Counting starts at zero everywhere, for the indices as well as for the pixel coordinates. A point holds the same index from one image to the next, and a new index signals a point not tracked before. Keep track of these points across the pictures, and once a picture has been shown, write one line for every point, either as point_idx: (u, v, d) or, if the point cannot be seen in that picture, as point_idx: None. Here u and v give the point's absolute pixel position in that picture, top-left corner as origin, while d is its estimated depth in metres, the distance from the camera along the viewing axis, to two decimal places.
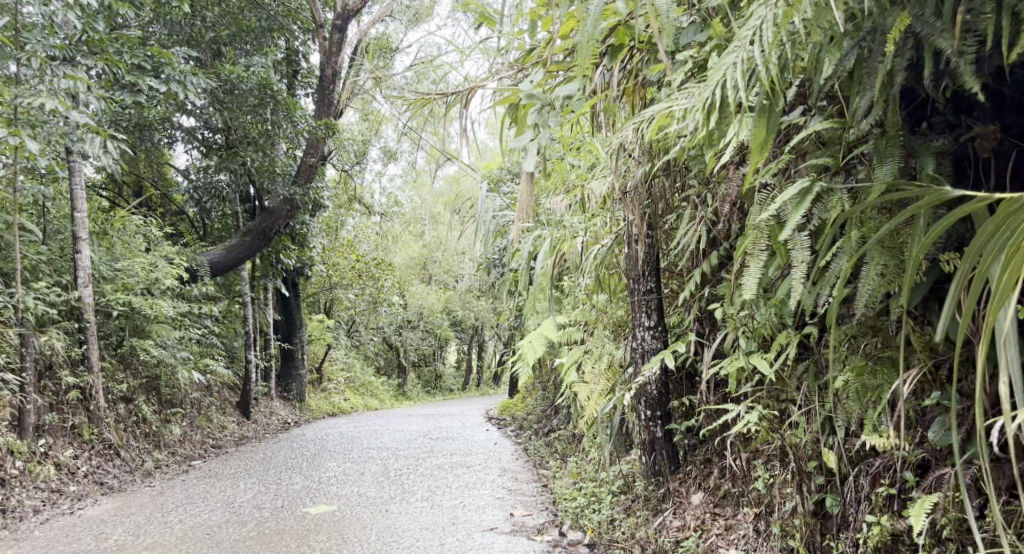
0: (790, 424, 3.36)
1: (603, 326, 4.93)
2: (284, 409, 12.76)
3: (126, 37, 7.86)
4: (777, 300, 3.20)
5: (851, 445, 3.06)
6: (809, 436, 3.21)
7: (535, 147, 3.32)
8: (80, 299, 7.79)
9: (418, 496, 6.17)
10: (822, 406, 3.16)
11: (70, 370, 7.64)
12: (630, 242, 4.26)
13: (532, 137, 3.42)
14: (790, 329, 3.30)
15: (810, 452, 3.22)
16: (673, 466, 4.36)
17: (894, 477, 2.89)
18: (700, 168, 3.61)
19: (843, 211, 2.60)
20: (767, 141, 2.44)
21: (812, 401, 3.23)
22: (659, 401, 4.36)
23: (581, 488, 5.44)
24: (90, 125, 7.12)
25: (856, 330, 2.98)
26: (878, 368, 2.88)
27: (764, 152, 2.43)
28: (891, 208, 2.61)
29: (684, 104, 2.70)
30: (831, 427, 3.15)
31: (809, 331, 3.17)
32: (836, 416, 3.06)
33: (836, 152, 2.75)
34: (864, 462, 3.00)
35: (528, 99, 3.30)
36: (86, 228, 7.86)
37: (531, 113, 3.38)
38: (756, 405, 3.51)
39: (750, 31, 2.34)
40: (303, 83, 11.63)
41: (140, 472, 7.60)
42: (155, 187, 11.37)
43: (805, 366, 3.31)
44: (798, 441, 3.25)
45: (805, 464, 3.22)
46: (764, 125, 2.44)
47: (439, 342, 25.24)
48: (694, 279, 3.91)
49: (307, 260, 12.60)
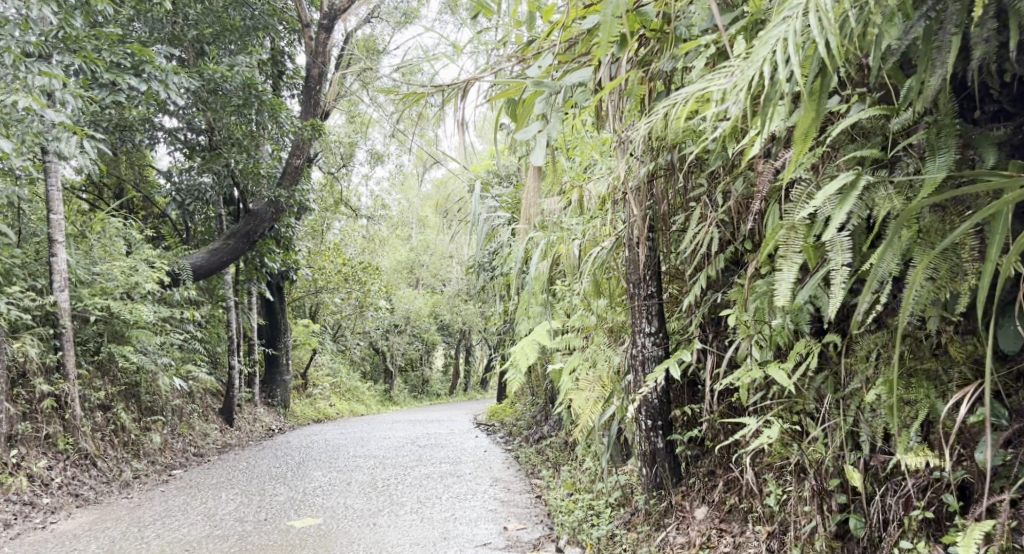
0: (808, 438, 3.22)
1: (601, 334, 4.69)
2: (268, 415, 12.49)
3: (102, 33, 7.58)
4: (798, 306, 3.06)
5: (876, 463, 2.95)
6: (830, 452, 3.09)
7: (544, 139, 3.06)
8: (56, 304, 7.54)
9: (408, 508, 5.93)
10: (844, 420, 3.05)
11: (45, 378, 7.35)
12: (630, 245, 4.06)
13: (539, 128, 3.16)
14: (809, 337, 3.19)
15: (832, 470, 3.10)
16: (675, 479, 4.17)
17: (929, 499, 2.80)
18: (719, 164, 3.48)
19: (892, 207, 2.55)
20: (812, 133, 2.34)
21: (835, 415, 3.09)
22: (660, 411, 4.15)
23: (576, 500, 5.23)
24: (66, 124, 6.84)
25: (888, 339, 2.87)
26: (915, 380, 2.79)
27: (809, 141, 2.34)
28: (944, 205, 2.53)
29: (722, 84, 2.57)
30: (855, 442, 3.05)
31: (831, 341, 3.06)
32: (860, 431, 2.99)
33: (878, 143, 2.69)
34: (892, 480, 2.92)
35: (536, 87, 3.06)
36: (63, 230, 7.60)
37: (538, 100, 3.19)
38: (771, 419, 3.33)
39: (801, 2, 2.26)
40: (289, 83, 11.38)
41: (119, 483, 7.34)
42: (137, 189, 11.05)
43: (825, 376, 3.16)
44: (818, 456, 3.13)
45: (826, 482, 3.12)
46: (813, 113, 2.34)
47: (425, 347, 24.94)
48: (698, 283, 3.70)
49: (293, 264, 12.36)
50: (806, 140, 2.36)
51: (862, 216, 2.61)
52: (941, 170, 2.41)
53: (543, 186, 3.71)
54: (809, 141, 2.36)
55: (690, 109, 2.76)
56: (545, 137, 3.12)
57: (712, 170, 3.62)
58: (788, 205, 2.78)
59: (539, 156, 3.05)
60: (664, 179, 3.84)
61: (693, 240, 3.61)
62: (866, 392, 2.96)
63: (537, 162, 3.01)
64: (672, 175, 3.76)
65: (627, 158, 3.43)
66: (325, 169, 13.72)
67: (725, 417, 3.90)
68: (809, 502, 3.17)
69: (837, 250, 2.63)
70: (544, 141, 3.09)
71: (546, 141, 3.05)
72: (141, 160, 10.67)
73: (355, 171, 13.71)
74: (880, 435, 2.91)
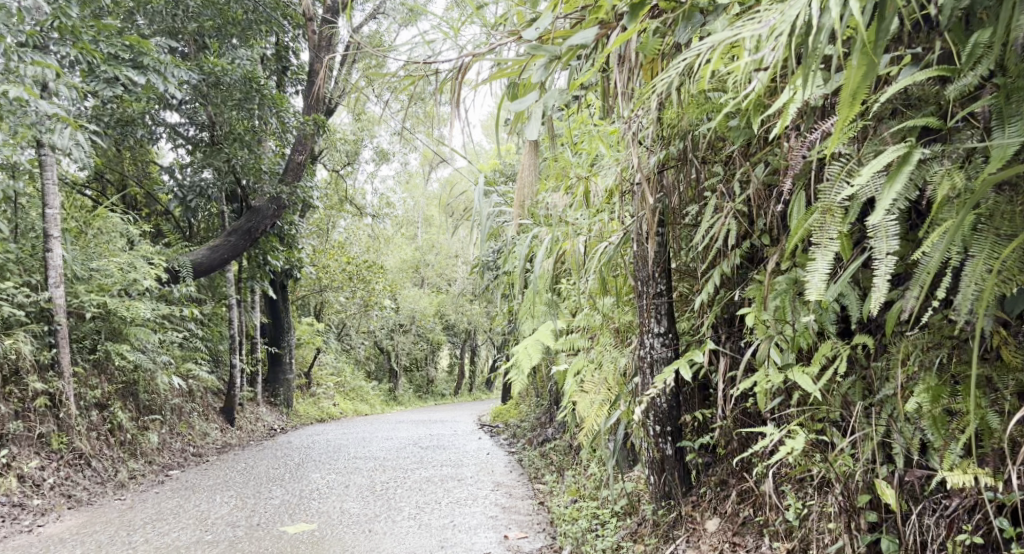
0: (832, 450, 3.01)
1: (606, 334, 4.45)
2: (270, 415, 12.27)
3: (100, 24, 7.35)
4: (826, 304, 2.84)
5: (911, 479, 2.75)
6: (860, 466, 2.88)
7: (540, 110, 2.95)
8: (51, 300, 7.34)
9: (405, 514, 5.72)
10: (875, 430, 2.83)
11: (39, 376, 7.13)
12: (640, 240, 3.85)
13: (536, 99, 3.02)
14: (835, 339, 2.98)
15: (861, 486, 2.89)
16: (685, 488, 3.95)
17: (977, 522, 2.60)
18: (740, 147, 3.29)
19: (952, 186, 2.37)
20: (860, 95, 2.19)
21: (865, 425, 2.88)
22: (669, 416, 3.93)
23: (580, 508, 5.02)
24: (59, 115, 6.62)
25: (931, 340, 2.67)
26: (959, 388, 2.59)
27: (857, 106, 2.19)
28: (1013, 183, 2.35)
29: (757, 30, 2.39)
30: (887, 454, 2.84)
31: (861, 342, 2.86)
32: (893, 442, 2.79)
33: (933, 112, 2.50)
34: (931, 499, 2.72)
35: (535, 52, 2.92)
36: (58, 224, 7.40)
37: (536, 66, 2.98)
38: (793, 428, 3.10)
39: None
40: (294, 79, 11.26)
41: (113, 483, 7.13)
42: (140, 185, 10.84)
43: (852, 382, 2.93)
44: (844, 468, 2.92)
45: (855, 498, 2.90)
46: (862, 73, 2.18)
47: (431, 347, 24.71)
48: (713, 281, 3.47)
49: (297, 261, 12.12)
50: (853, 106, 2.21)
51: (911, 198, 2.43)
52: (1013, 140, 2.24)
53: (541, 162, 3.38)
54: (856, 106, 2.21)
55: (715, 62, 2.57)
56: (542, 107, 3.00)
57: (729, 158, 3.44)
58: (826, 183, 2.61)
59: (534, 127, 2.94)
60: (674, 170, 3.62)
61: (709, 231, 3.38)
62: (902, 400, 2.74)
63: (530, 135, 2.91)
64: (684, 164, 3.54)
65: (635, 140, 3.22)
66: (330, 167, 13.50)
67: (738, 422, 3.67)
68: (835, 519, 2.96)
69: (881, 236, 2.46)
70: (540, 112, 2.99)
71: (540, 112, 2.96)
72: (144, 156, 10.47)
73: (360, 170, 13.54)
74: (916, 447, 2.72)
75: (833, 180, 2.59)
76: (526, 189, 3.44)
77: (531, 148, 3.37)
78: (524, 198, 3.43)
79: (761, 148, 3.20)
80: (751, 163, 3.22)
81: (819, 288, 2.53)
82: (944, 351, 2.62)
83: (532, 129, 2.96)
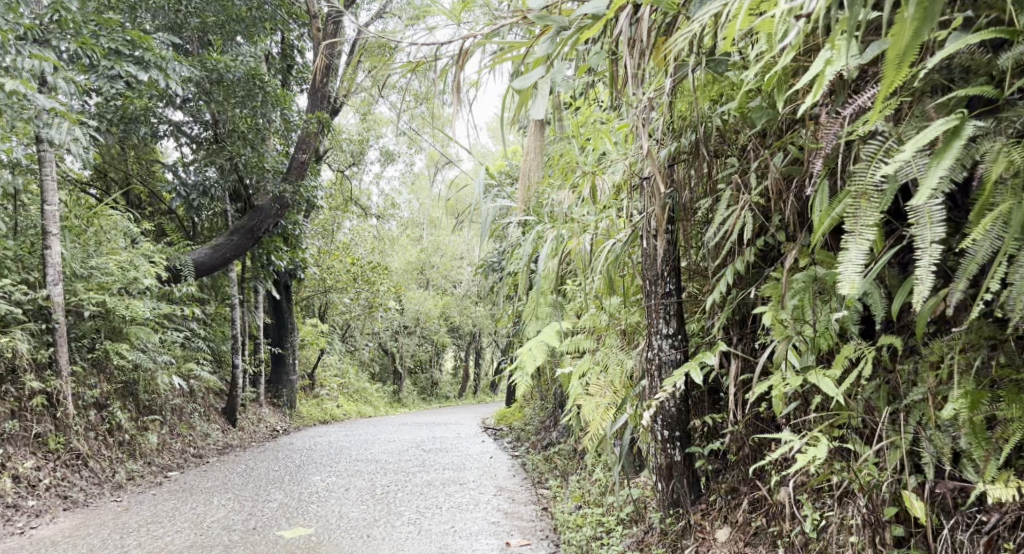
0: (853, 459, 2.86)
1: (613, 336, 4.31)
2: (273, 416, 12.13)
3: (101, 18, 7.18)
4: (849, 302, 2.69)
5: (942, 491, 2.62)
6: (886, 477, 2.73)
7: (548, 84, 2.84)
8: (49, 298, 7.21)
9: (405, 519, 5.58)
10: (903, 439, 2.69)
11: (35, 375, 7.00)
12: (648, 238, 3.72)
13: (541, 76, 2.92)
14: (858, 341, 2.83)
15: (886, 499, 2.74)
16: (694, 495, 3.81)
17: (1018, 539, 2.46)
18: (758, 136, 3.15)
19: (1006, 166, 2.27)
20: (909, 55, 2.17)
21: (892, 434, 2.73)
22: (677, 421, 3.79)
23: (585, 515, 4.88)
24: (58, 110, 6.45)
25: (968, 342, 2.54)
26: (1001, 394, 2.45)
27: (904, 70, 2.18)
28: None
29: None
30: (915, 465, 2.70)
31: (886, 345, 2.73)
32: (923, 450, 2.65)
33: (983, 82, 2.38)
34: (965, 514, 2.58)
35: (542, 21, 2.89)
36: (56, 222, 7.27)
37: (542, 41, 2.91)
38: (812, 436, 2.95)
39: None
40: (298, 78, 11.11)
41: (111, 484, 6.99)
42: (144, 185, 10.71)
43: (877, 386, 2.79)
44: (867, 478, 2.77)
45: (880, 513, 2.75)
46: (912, 30, 2.15)
47: (435, 349, 24.48)
48: (726, 280, 3.32)
49: (301, 262, 11.97)
50: (900, 68, 2.20)
51: (957, 179, 2.31)
52: None
53: (545, 144, 3.27)
54: (903, 71, 2.20)
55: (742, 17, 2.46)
56: (549, 83, 2.88)
57: (742, 150, 3.29)
58: (861, 164, 2.52)
59: (542, 103, 2.81)
60: (686, 164, 3.47)
61: (724, 227, 3.22)
62: (934, 406, 2.61)
63: (537, 112, 2.80)
64: (695, 158, 3.41)
65: (647, 126, 3.10)
66: (336, 167, 13.35)
67: (750, 427, 3.53)
68: (857, 532, 2.80)
69: (925, 223, 2.34)
70: (547, 88, 2.87)
71: (548, 89, 2.85)
72: (147, 155, 10.33)
73: (365, 171, 13.39)
74: (947, 456, 2.58)
75: (869, 160, 2.48)
76: (530, 173, 3.34)
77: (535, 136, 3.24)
78: (528, 181, 3.32)
79: (780, 136, 3.06)
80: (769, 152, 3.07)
81: (852, 280, 2.41)
82: (982, 353, 2.50)
83: (538, 107, 2.84)
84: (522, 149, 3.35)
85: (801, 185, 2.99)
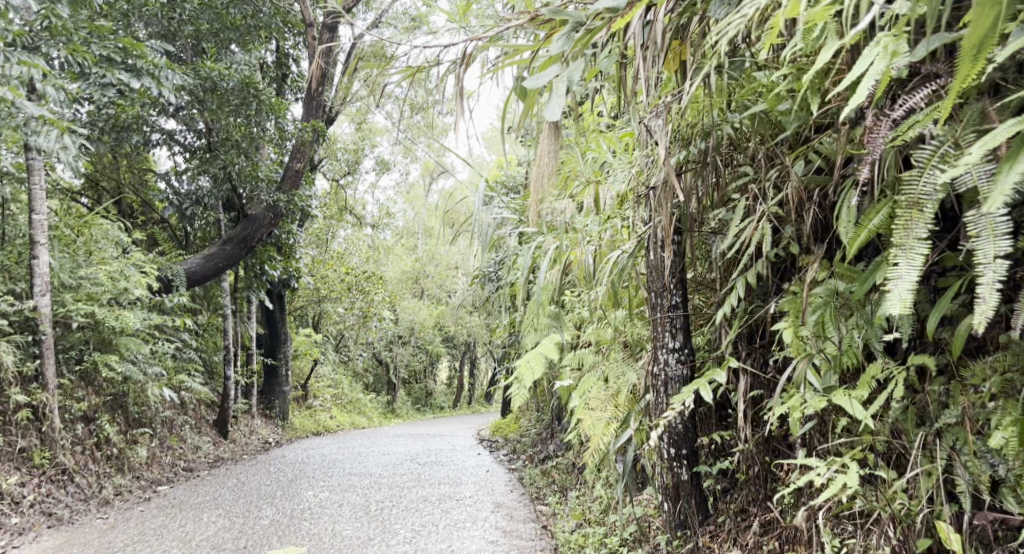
0: (880, 485, 2.73)
1: (616, 349, 4.16)
2: (265, 427, 11.93)
3: (92, 25, 7.02)
4: (880, 319, 2.57)
5: (981, 523, 2.49)
6: (918, 505, 2.61)
7: (564, 83, 2.70)
8: (36, 309, 7.03)
9: (400, 537, 5.41)
10: (937, 466, 2.57)
11: (20, 388, 6.81)
12: (653, 248, 3.59)
13: (557, 73, 2.77)
14: (885, 361, 2.71)
15: (919, 529, 2.62)
16: (702, 516, 3.66)
17: None
18: (777, 143, 3.03)
19: None
20: (987, 45, 2.06)
21: (925, 460, 2.61)
22: (684, 438, 3.65)
23: (587, 534, 4.74)
24: (46, 116, 6.26)
25: (1012, 365, 2.43)
26: None
27: (981, 61, 2.06)
28: None
29: None
30: (950, 494, 2.57)
31: (915, 365, 2.62)
32: (958, 478, 2.54)
33: None
34: (1005, 547, 2.46)
35: (555, 16, 2.72)
36: (45, 231, 7.10)
37: (556, 37, 2.74)
38: (836, 460, 2.81)
39: None
40: (293, 87, 10.96)
41: (97, 500, 6.81)
42: (136, 195, 10.53)
43: (904, 407, 2.68)
44: (895, 505, 2.65)
45: (911, 543, 2.62)
46: (987, 22, 2.04)
47: (429, 359, 24.29)
48: (737, 292, 3.19)
49: (295, 272, 11.80)
50: (977, 60, 2.08)
51: None
52: None
53: (560, 147, 3.04)
54: (980, 63, 2.08)
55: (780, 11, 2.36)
56: (565, 82, 2.74)
57: (754, 158, 3.17)
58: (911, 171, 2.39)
59: (559, 101, 2.68)
60: (693, 173, 3.34)
61: (739, 238, 3.10)
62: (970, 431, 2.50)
63: (554, 113, 2.66)
64: (704, 167, 3.28)
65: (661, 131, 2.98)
66: (331, 177, 13.20)
67: (762, 446, 3.40)
68: None
69: (988, 234, 2.23)
70: (564, 87, 2.73)
71: (564, 88, 2.70)
72: (140, 163, 10.16)
73: (360, 180, 13.24)
74: (985, 484, 2.47)
75: (922, 167, 2.35)
76: (544, 180, 3.11)
77: (548, 136, 3.10)
78: (542, 188, 3.10)
79: (802, 143, 2.95)
80: (791, 159, 2.95)
81: (903, 297, 2.28)
82: None
83: (555, 106, 2.70)
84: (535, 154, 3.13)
85: (825, 193, 2.91)
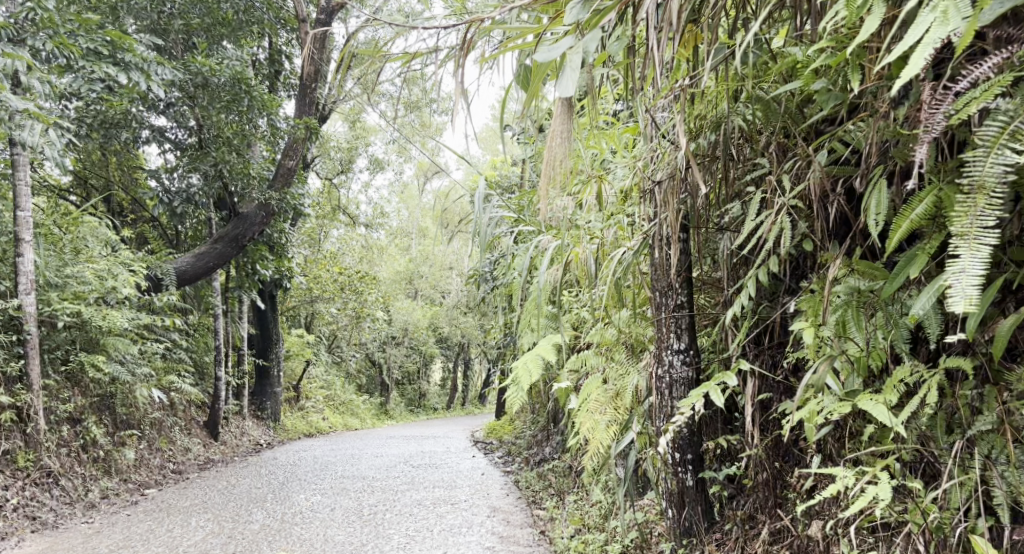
0: (909, 495, 2.60)
1: (618, 350, 4.01)
2: (256, 429, 11.74)
3: (79, 17, 6.83)
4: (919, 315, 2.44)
5: (1021, 539, 2.37)
6: (953, 518, 2.48)
7: (579, 53, 2.53)
8: (20, 308, 6.84)
9: (394, 543, 5.25)
10: (973, 477, 2.45)
11: (3, 388, 6.62)
12: (658, 245, 3.44)
13: (570, 45, 2.61)
14: (914, 365, 2.59)
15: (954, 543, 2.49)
16: (708, 523, 3.50)
17: None
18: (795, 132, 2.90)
19: None
20: None
21: (959, 470, 2.49)
22: (690, 443, 3.52)
23: (587, 540, 4.59)
24: (30, 110, 6.06)
25: None
26: None
27: None
28: None
29: None
30: (987, 507, 2.45)
31: (945, 370, 2.50)
32: (995, 490, 2.41)
33: None
34: None
35: None
36: (31, 228, 6.91)
37: (571, 5, 2.63)
38: (862, 469, 2.67)
39: None
40: (286, 84, 10.81)
41: (83, 504, 6.63)
42: (125, 193, 10.35)
43: (934, 414, 2.55)
44: (925, 517, 2.52)
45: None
46: None
47: (423, 359, 24.12)
48: (748, 290, 3.05)
49: (287, 272, 11.60)
50: None
51: None
52: None
53: (573, 127, 2.93)
54: None
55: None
56: (580, 54, 2.57)
57: (766, 151, 3.04)
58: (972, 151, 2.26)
59: (575, 72, 2.52)
60: (701, 167, 3.20)
61: (752, 234, 2.96)
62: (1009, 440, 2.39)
63: (570, 86, 2.51)
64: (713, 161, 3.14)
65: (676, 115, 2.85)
66: (324, 175, 13.04)
67: (772, 451, 3.27)
68: None
69: None
70: (578, 59, 2.56)
71: (578, 59, 2.53)
72: (129, 161, 9.98)
73: (353, 179, 13.08)
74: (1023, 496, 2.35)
75: (988, 148, 2.22)
76: (554, 165, 2.97)
77: (558, 120, 2.94)
78: (551, 173, 2.96)
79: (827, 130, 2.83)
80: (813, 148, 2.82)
81: (969, 293, 2.15)
82: None
83: (569, 80, 2.54)
84: (546, 138, 3.00)
85: (849, 184, 2.78)
